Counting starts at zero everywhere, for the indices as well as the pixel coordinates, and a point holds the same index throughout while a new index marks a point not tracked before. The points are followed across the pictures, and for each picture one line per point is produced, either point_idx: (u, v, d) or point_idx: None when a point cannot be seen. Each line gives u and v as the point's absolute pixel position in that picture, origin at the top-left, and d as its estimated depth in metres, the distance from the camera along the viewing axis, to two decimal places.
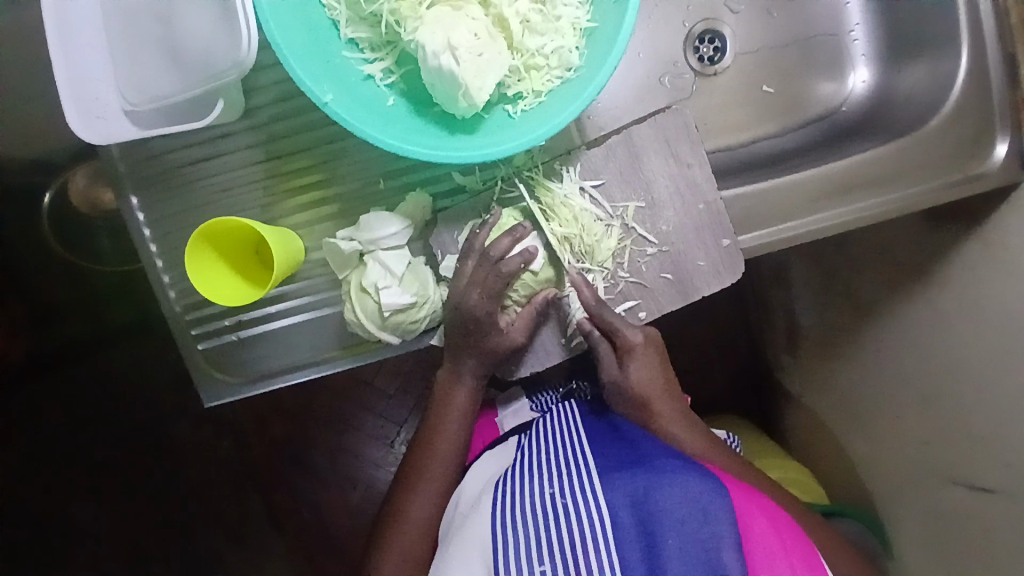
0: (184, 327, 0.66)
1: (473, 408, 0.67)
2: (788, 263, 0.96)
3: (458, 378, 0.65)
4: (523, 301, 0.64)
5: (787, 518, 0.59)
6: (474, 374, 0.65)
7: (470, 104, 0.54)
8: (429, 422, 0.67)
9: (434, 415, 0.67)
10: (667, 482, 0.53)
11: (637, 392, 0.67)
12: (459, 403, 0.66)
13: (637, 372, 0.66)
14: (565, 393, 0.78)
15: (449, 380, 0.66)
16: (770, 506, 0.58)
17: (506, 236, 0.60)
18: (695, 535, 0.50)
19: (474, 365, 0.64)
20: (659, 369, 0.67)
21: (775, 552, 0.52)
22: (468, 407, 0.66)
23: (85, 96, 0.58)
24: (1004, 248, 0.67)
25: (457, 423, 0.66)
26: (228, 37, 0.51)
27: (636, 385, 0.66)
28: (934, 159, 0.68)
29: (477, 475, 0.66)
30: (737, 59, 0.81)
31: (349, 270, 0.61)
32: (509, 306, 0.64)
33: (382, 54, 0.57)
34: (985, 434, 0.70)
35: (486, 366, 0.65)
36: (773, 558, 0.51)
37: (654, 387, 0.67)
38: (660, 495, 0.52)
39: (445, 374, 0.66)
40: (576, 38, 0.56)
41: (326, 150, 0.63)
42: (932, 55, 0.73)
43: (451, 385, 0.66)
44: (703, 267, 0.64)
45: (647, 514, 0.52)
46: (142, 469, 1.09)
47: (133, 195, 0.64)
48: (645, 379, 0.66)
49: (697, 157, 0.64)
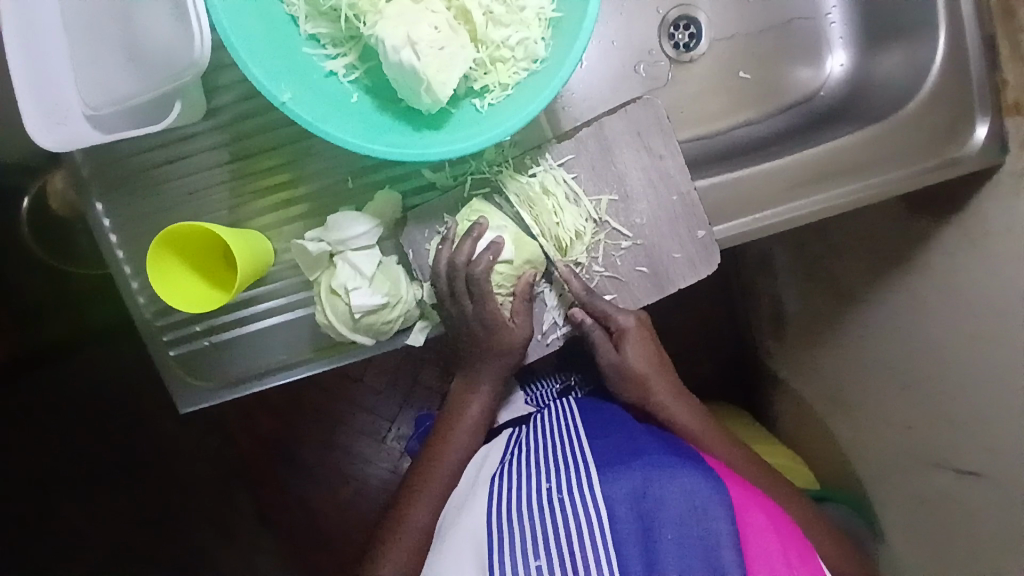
0: (154, 333, 0.65)
1: (489, 415, 0.66)
2: (772, 250, 0.95)
3: (473, 388, 0.65)
4: (512, 291, 0.62)
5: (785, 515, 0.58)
6: (491, 382, 0.65)
7: (433, 99, 0.53)
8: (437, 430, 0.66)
9: (443, 424, 0.66)
10: (666, 478, 0.53)
11: (635, 371, 0.65)
12: (473, 415, 0.65)
13: (631, 352, 0.64)
14: (563, 387, 0.77)
15: (466, 391, 0.66)
16: (769, 504, 0.57)
17: (465, 238, 0.59)
18: (693, 532, 0.51)
19: (491, 373, 0.64)
20: (655, 353, 0.66)
21: (774, 552, 0.51)
22: (480, 422, 0.66)
23: (44, 100, 0.56)
24: (985, 233, 0.66)
25: (465, 434, 0.65)
26: (180, 34, 0.50)
27: (633, 369, 0.65)
28: (913, 143, 0.67)
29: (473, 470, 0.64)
30: (713, 45, 0.80)
31: (319, 271, 0.60)
32: (502, 299, 0.62)
33: (344, 49, 0.56)
34: (969, 418, 0.70)
35: (503, 370, 0.64)
36: (769, 555, 0.51)
37: (650, 363, 0.66)
38: (658, 492, 0.52)
39: (463, 385, 0.66)
40: (542, 28, 0.55)
41: (293, 149, 0.62)
42: (909, 38, 0.72)
43: (468, 395, 0.66)
44: (679, 259, 0.63)
45: (646, 509, 0.52)
46: (128, 470, 1.08)
47: (97, 200, 0.63)
48: (641, 358, 0.65)
49: (669, 148, 0.63)
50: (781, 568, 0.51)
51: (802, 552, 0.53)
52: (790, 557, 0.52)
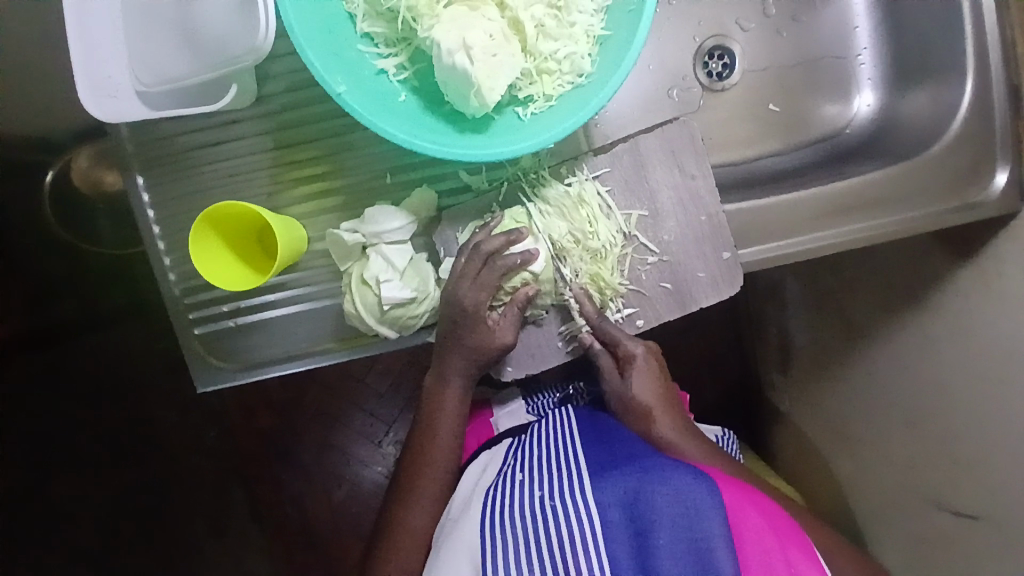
0: (181, 310, 0.66)
1: (466, 408, 0.66)
2: (785, 283, 0.97)
3: (446, 380, 0.64)
4: (508, 296, 0.63)
5: (784, 517, 0.60)
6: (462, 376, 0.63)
7: (481, 103, 0.54)
8: (420, 426, 0.66)
9: (426, 420, 0.65)
10: (655, 479, 0.53)
11: (639, 403, 0.65)
12: (450, 405, 0.64)
13: (637, 382, 0.65)
14: (563, 397, 0.79)
15: (437, 383, 0.64)
16: (763, 505, 0.58)
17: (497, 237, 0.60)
18: (685, 532, 0.50)
19: (461, 367, 0.63)
20: (661, 388, 0.66)
21: (770, 550, 0.52)
22: (460, 407, 0.65)
23: (99, 73, 0.58)
24: (999, 276, 0.68)
25: (449, 430, 0.65)
26: (246, 26, 0.53)
27: (637, 399, 0.65)
28: (934, 185, 0.69)
29: (473, 477, 0.65)
30: (744, 76, 0.82)
31: (351, 262, 0.61)
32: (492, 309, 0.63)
33: (396, 50, 0.57)
34: (971, 460, 0.71)
35: (473, 367, 0.63)
36: (766, 553, 0.52)
37: (656, 401, 0.65)
38: (647, 492, 0.52)
39: (434, 377, 0.65)
40: (589, 45, 0.56)
41: (336, 142, 0.63)
42: (937, 82, 0.74)
43: (441, 389, 0.64)
44: (702, 278, 0.65)
45: (637, 512, 0.52)
46: (127, 450, 1.08)
47: (139, 175, 0.64)
48: (646, 390, 0.65)
49: (701, 169, 0.64)
50: (778, 566, 0.52)
51: (800, 551, 0.54)
52: (786, 554, 0.53)
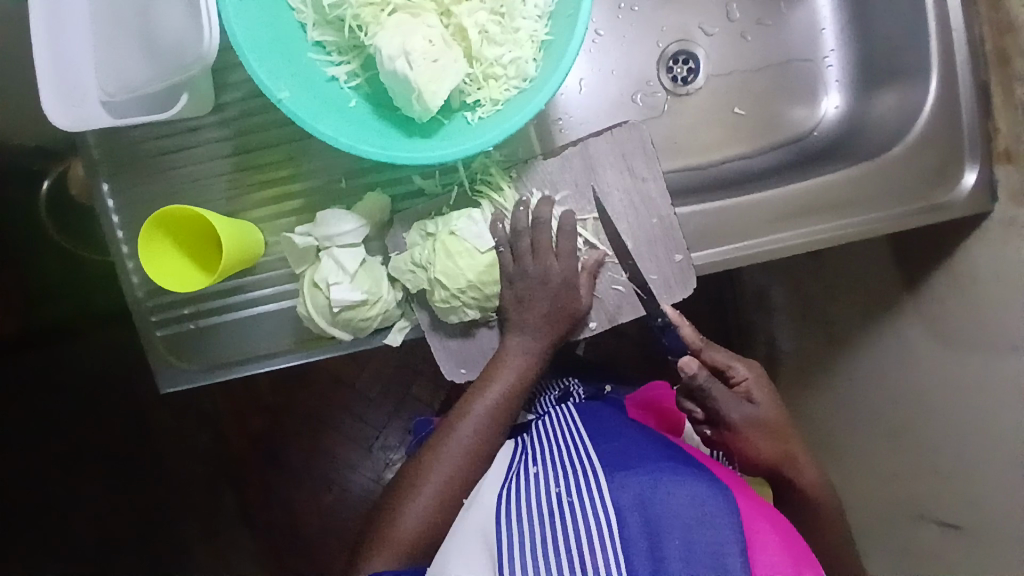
0: (145, 312, 0.67)
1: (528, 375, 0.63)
2: (768, 288, 0.95)
3: (507, 344, 0.63)
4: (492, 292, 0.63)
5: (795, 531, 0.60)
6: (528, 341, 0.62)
7: (424, 108, 0.55)
8: (467, 393, 0.63)
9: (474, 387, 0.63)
10: (674, 481, 0.52)
11: (770, 421, 0.67)
12: (511, 370, 0.62)
13: (761, 400, 0.67)
14: (561, 394, 0.76)
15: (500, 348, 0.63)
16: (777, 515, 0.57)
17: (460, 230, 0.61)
18: (699, 538, 0.49)
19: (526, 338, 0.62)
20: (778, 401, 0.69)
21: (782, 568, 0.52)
22: (523, 370, 0.63)
23: (63, 82, 0.60)
24: (973, 279, 0.67)
25: (496, 397, 0.62)
26: (193, 33, 0.54)
27: (767, 418, 0.67)
28: (902, 185, 0.68)
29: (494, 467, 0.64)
30: (709, 80, 0.82)
31: (306, 265, 0.62)
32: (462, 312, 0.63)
33: (347, 57, 0.59)
34: (950, 468, 0.70)
35: (541, 331, 0.62)
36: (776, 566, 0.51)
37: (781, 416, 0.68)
38: (665, 494, 0.51)
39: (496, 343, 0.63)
40: (534, 50, 0.57)
41: (291, 147, 0.65)
42: (902, 83, 0.73)
43: (498, 356, 0.63)
44: (655, 280, 0.65)
45: (652, 515, 0.50)
46: (116, 454, 1.10)
47: (105, 180, 0.66)
48: (770, 406, 0.68)
49: (651, 171, 0.65)
50: None
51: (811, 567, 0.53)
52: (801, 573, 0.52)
